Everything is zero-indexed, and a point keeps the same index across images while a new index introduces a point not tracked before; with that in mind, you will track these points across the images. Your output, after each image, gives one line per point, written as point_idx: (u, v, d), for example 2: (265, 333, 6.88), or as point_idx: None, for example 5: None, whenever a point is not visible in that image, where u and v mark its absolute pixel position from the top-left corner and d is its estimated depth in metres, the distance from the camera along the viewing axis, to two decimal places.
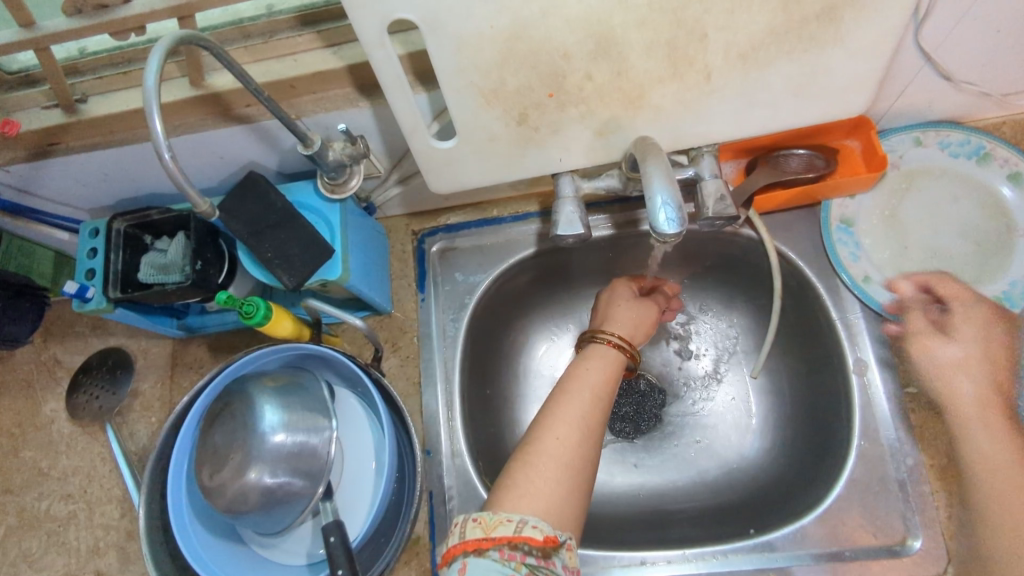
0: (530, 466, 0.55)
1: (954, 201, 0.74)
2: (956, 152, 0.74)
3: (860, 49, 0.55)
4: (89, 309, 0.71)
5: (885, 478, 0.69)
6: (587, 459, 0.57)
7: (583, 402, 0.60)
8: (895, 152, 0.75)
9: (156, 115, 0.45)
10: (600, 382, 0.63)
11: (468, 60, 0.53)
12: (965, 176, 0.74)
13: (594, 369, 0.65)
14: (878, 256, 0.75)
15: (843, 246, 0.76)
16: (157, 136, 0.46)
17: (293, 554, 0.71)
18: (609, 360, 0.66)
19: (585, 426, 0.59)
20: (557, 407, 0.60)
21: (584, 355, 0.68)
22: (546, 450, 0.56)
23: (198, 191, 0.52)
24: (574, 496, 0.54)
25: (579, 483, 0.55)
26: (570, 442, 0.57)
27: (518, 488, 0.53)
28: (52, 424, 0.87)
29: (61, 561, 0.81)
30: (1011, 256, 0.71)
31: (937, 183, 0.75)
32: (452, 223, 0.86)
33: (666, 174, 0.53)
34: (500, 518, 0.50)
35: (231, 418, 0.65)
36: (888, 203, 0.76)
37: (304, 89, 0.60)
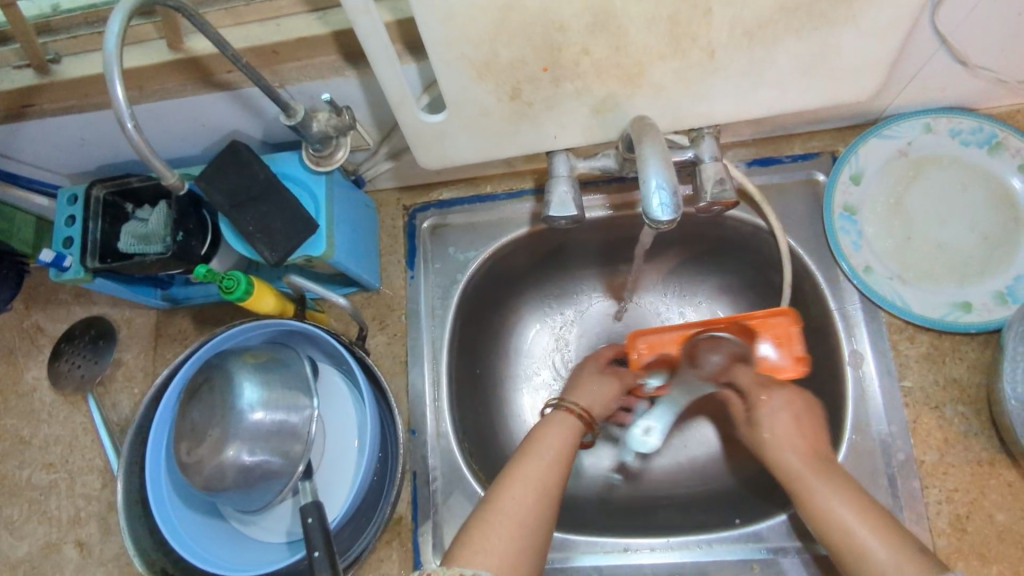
0: (486, 524, 0.55)
1: (959, 192, 0.72)
2: (967, 140, 0.71)
3: (872, 29, 0.52)
4: (67, 278, 0.69)
5: (875, 473, 0.67)
6: (543, 521, 0.57)
7: (544, 467, 0.60)
8: (903, 139, 0.72)
9: (117, 83, 0.43)
10: (559, 445, 0.63)
11: (458, 31, 0.50)
12: (972, 168, 0.71)
13: (552, 434, 0.65)
14: (881, 246, 0.72)
15: (846, 233, 0.73)
16: (119, 107, 0.44)
17: (273, 532, 0.70)
18: (569, 429, 0.66)
19: (542, 486, 0.59)
20: (517, 469, 0.60)
21: (541, 423, 0.67)
22: (501, 508, 0.56)
23: (162, 160, 0.50)
24: (526, 555, 0.54)
25: (533, 541, 0.55)
26: (526, 498, 0.57)
27: (473, 543, 0.53)
28: (34, 392, 0.85)
29: (42, 529, 0.80)
30: (1017, 248, 0.69)
31: (945, 171, 0.72)
32: (443, 199, 0.83)
33: (663, 155, 0.51)
34: (453, 572, 0.50)
35: (209, 394, 0.64)
36: (894, 190, 0.73)
37: (287, 55, 0.57)
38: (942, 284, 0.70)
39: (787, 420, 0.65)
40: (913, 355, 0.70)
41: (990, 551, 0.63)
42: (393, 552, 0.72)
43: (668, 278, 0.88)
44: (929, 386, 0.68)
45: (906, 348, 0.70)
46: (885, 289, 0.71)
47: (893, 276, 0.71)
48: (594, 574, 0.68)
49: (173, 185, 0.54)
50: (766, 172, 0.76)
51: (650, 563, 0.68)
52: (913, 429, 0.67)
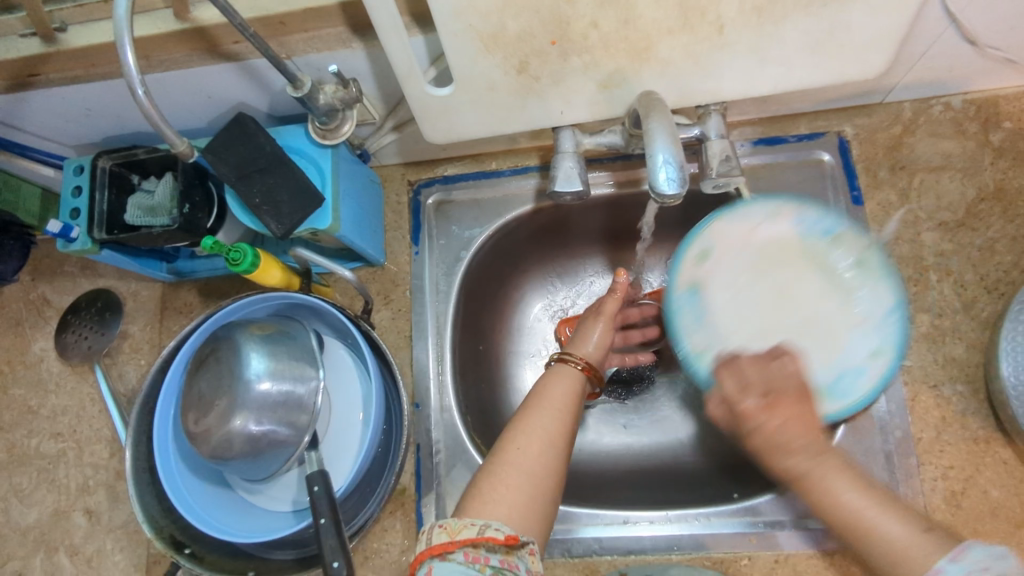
0: (493, 475, 0.55)
1: (807, 283, 0.67)
2: (810, 229, 0.67)
3: (882, 4, 0.51)
4: (74, 249, 0.70)
5: (873, 449, 0.67)
6: (553, 468, 0.57)
7: (552, 418, 0.61)
8: (751, 223, 0.68)
9: (128, 50, 0.43)
10: (565, 398, 0.63)
11: (466, 1, 0.50)
12: (830, 261, 0.66)
13: (555, 388, 0.64)
14: (717, 325, 0.68)
15: (686, 312, 0.68)
16: (130, 72, 0.44)
17: (279, 501, 0.71)
18: (573, 379, 0.66)
19: (549, 436, 0.59)
20: (523, 422, 0.60)
21: (545, 376, 0.67)
22: (509, 459, 0.56)
23: (169, 123, 0.50)
24: (538, 501, 0.54)
25: (544, 489, 0.55)
26: (533, 447, 0.57)
27: (482, 496, 0.54)
28: (41, 363, 0.86)
29: (51, 497, 0.82)
30: (847, 342, 0.64)
31: (789, 258, 0.68)
32: (448, 175, 0.83)
33: (668, 128, 0.51)
34: (464, 522, 0.51)
35: (216, 364, 0.65)
36: (730, 272, 0.69)
37: (295, 27, 0.57)
38: None
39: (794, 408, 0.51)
40: (914, 335, 0.69)
41: (984, 528, 0.63)
42: (396, 522, 0.73)
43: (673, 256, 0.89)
44: (930, 366, 0.68)
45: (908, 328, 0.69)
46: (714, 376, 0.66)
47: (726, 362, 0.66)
48: (595, 545, 0.69)
49: (182, 152, 0.55)
50: (771, 152, 0.76)
51: (649, 536, 0.69)
52: (911, 407, 0.67)
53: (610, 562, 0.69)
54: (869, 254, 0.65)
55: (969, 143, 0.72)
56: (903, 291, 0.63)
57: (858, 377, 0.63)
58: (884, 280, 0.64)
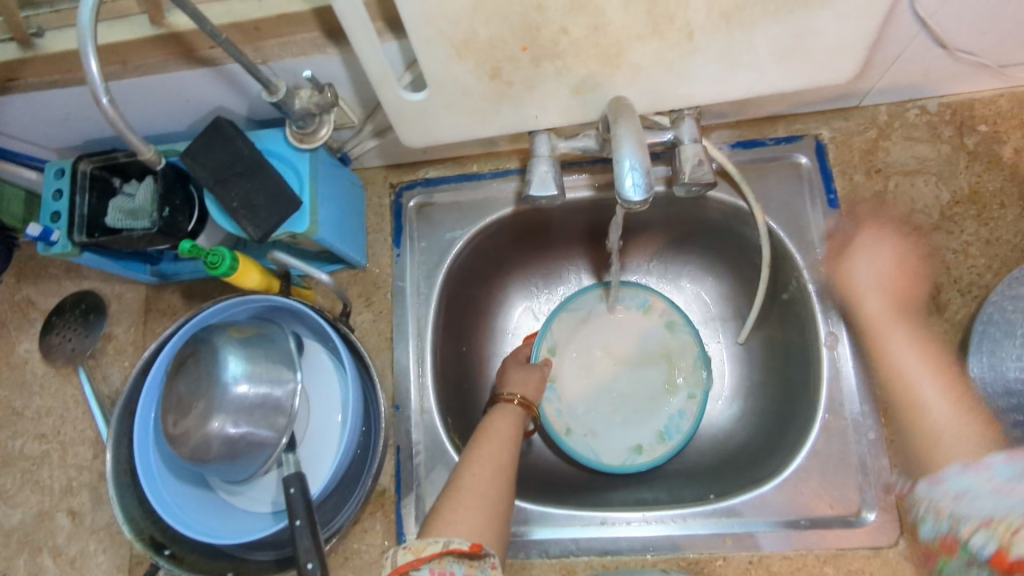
0: (454, 500, 0.58)
1: (634, 348, 0.86)
2: (631, 306, 0.87)
3: (849, 11, 0.52)
4: (55, 252, 0.70)
5: (846, 451, 0.68)
6: (503, 493, 0.61)
7: (500, 447, 0.65)
8: (585, 312, 0.88)
9: (92, 59, 0.43)
10: (509, 431, 0.68)
11: (436, 8, 0.50)
12: (643, 328, 0.87)
13: (498, 422, 0.69)
14: (577, 406, 0.85)
15: (549, 399, 0.85)
16: (94, 80, 0.44)
17: (258, 502, 0.72)
18: (514, 413, 0.71)
19: (498, 463, 0.62)
20: (474, 452, 0.63)
21: (489, 415, 0.70)
22: (465, 485, 0.59)
23: (130, 132, 0.50)
24: (494, 522, 0.57)
25: (498, 511, 0.59)
26: (484, 473, 0.61)
27: (444, 517, 0.56)
28: (25, 364, 0.87)
29: (35, 498, 0.82)
30: (670, 393, 0.84)
31: (620, 330, 0.87)
32: (430, 177, 0.84)
33: (636, 135, 0.52)
34: (427, 540, 0.53)
35: (195, 367, 0.65)
36: (578, 353, 0.87)
37: (269, 32, 0.58)
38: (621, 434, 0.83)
39: (888, 255, 0.70)
40: None
41: None
42: (376, 523, 0.74)
43: (655, 258, 0.90)
44: None
45: None
46: (583, 446, 0.82)
47: (589, 432, 0.83)
48: (572, 546, 0.70)
49: (149, 161, 0.56)
50: (749, 155, 0.76)
51: (627, 536, 0.69)
52: (885, 409, 0.68)
53: (588, 563, 0.69)
54: (676, 317, 0.85)
55: (944, 146, 0.72)
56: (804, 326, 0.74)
57: (680, 419, 0.82)
58: (684, 337, 0.85)
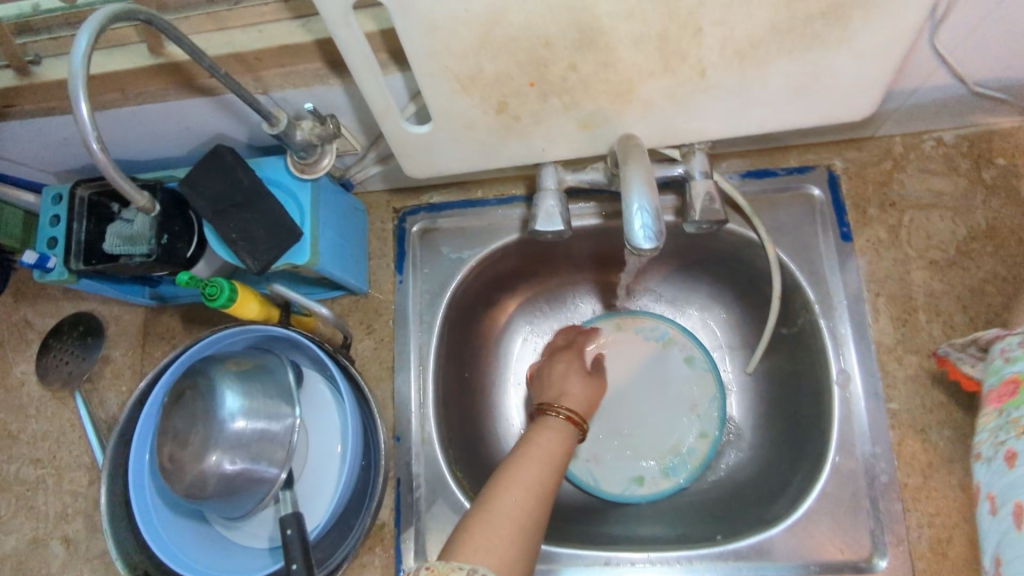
0: (485, 521, 0.56)
1: (647, 378, 0.85)
2: (648, 335, 0.86)
3: (866, 52, 0.50)
4: (51, 279, 0.69)
5: (858, 494, 0.66)
6: (538, 522, 0.58)
7: (542, 470, 0.62)
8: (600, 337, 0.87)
9: (83, 103, 0.40)
10: (559, 451, 0.66)
11: (441, 45, 0.49)
12: (660, 359, 0.85)
13: (553, 440, 0.67)
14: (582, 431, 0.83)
15: None
16: (84, 125, 0.41)
17: (255, 537, 0.70)
18: (564, 435, 0.68)
19: (539, 490, 0.60)
20: (517, 473, 0.61)
21: (536, 428, 0.69)
22: (500, 508, 0.57)
23: (123, 180, 0.48)
24: (524, 553, 0.55)
25: (530, 543, 0.56)
26: (525, 499, 0.59)
27: (472, 542, 0.54)
28: (22, 387, 0.85)
29: (29, 525, 0.81)
30: (679, 428, 0.82)
31: (635, 360, 0.85)
32: (434, 202, 0.82)
33: (645, 176, 0.50)
34: (452, 565, 0.50)
35: (191, 403, 0.64)
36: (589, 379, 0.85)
37: (270, 63, 0.56)
38: (623, 463, 0.82)
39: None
40: (902, 377, 0.68)
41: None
42: (376, 558, 0.73)
43: (662, 285, 0.88)
44: (917, 409, 0.67)
45: (895, 369, 0.68)
46: (581, 471, 0.81)
47: (590, 458, 0.82)
48: None
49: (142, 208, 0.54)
50: (760, 185, 0.74)
51: None
52: (897, 451, 0.67)
53: None
54: (694, 352, 0.84)
55: (960, 180, 0.71)
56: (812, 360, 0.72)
57: (687, 455, 0.81)
58: (703, 372, 0.83)
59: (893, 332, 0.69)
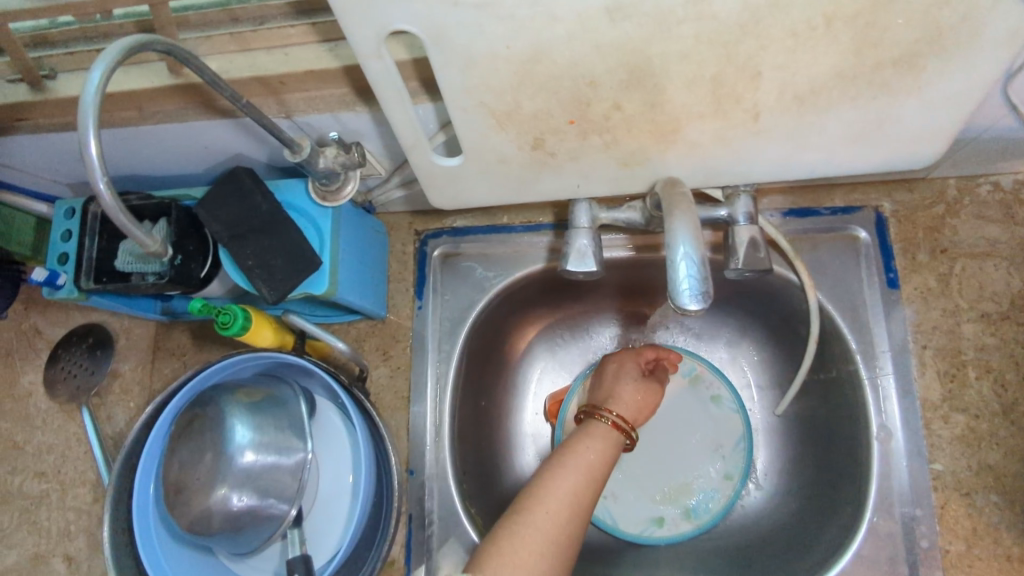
0: (516, 534, 0.54)
1: (670, 415, 0.81)
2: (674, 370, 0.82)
3: (937, 103, 0.47)
4: (59, 296, 0.67)
5: (896, 558, 0.63)
6: (576, 534, 0.56)
7: (580, 478, 0.59)
8: None
9: (92, 138, 0.38)
10: (599, 462, 0.62)
11: (478, 80, 0.46)
12: (685, 395, 0.82)
13: (594, 449, 0.63)
14: None
15: None
16: (92, 162, 0.38)
17: (260, 571, 0.68)
18: (609, 443, 0.64)
19: (576, 503, 0.57)
20: (553, 480, 0.58)
21: (577, 434, 0.65)
22: (534, 521, 0.55)
23: (131, 222, 0.45)
24: (555, 570, 0.53)
25: (563, 559, 0.54)
26: (560, 513, 0.56)
27: (502, 555, 0.52)
28: (29, 398, 0.83)
29: (31, 540, 0.79)
30: (704, 468, 0.79)
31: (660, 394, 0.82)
32: (458, 227, 0.80)
33: (692, 225, 0.47)
34: None
35: (198, 434, 0.62)
36: None
37: (294, 87, 0.53)
38: (642, 502, 0.78)
39: None
40: (946, 436, 0.65)
41: None
42: None
43: (690, 319, 0.84)
44: (962, 471, 0.64)
45: (939, 428, 0.65)
46: (598, 508, 0.78)
47: (607, 495, 0.78)
48: None
49: (155, 250, 0.52)
50: (801, 224, 0.70)
51: None
52: (940, 515, 0.63)
53: None
54: (722, 391, 0.80)
55: (1015, 229, 0.67)
56: (852, 411, 0.69)
57: (710, 498, 0.77)
58: (730, 411, 0.80)
59: (941, 388, 0.66)
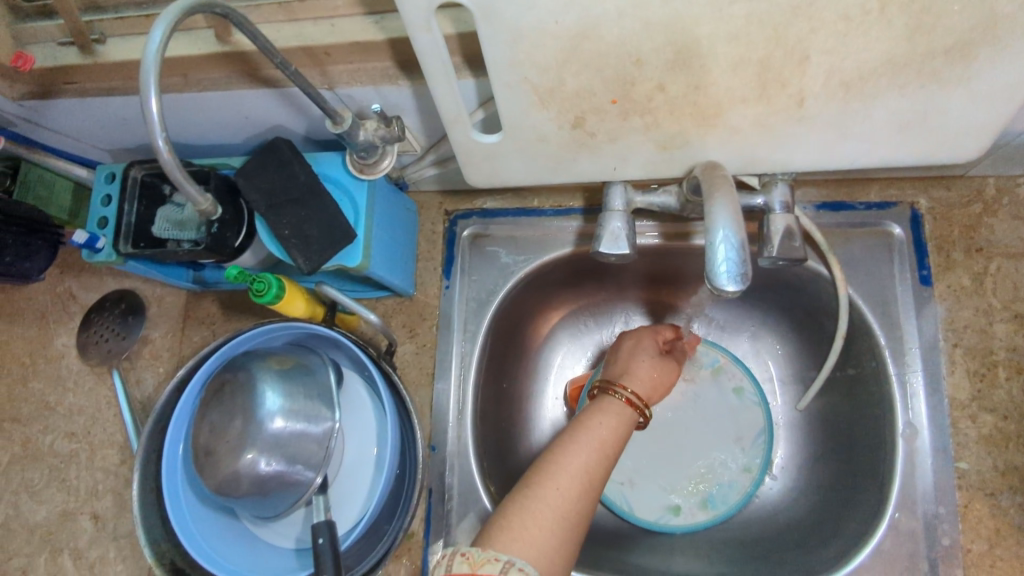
0: (526, 510, 0.54)
1: (690, 405, 0.82)
2: (697, 361, 0.82)
3: (986, 95, 0.46)
4: (99, 259, 0.68)
5: (915, 555, 0.63)
6: (587, 513, 0.56)
7: (591, 455, 0.59)
8: None
9: (153, 96, 0.39)
10: (611, 437, 0.61)
11: (525, 55, 0.46)
12: (707, 386, 0.82)
13: (608, 425, 0.62)
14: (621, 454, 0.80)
15: None
16: (152, 120, 0.40)
17: (282, 536, 0.69)
18: (623, 420, 0.64)
19: (589, 479, 0.57)
20: (564, 457, 0.58)
21: (589, 410, 0.65)
22: (545, 497, 0.55)
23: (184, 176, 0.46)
24: (567, 545, 0.54)
25: (575, 533, 0.54)
26: (571, 490, 0.56)
27: (512, 531, 0.52)
28: (62, 359, 0.85)
29: (60, 498, 0.81)
30: (723, 459, 0.79)
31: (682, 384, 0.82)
32: (488, 208, 0.80)
33: (732, 208, 0.47)
34: (488, 556, 0.50)
35: (228, 399, 0.63)
36: None
37: (339, 58, 0.54)
38: (659, 490, 0.78)
39: None
40: (973, 436, 0.64)
41: None
42: (401, 568, 0.71)
43: (715, 310, 0.84)
44: (988, 471, 0.63)
45: (967, 427, 0.64)
46: (614, 494, 0.78)
47: (624, 481, 0.79)
48: None
49: (206, 209, 0.54)
50: (835, 218, 0.70)
51: None
52: (962, 514, 0.63)
53: None
54: (744, 384, 0.80)
55: None
56: (878, 407, 0.68)
57: (728, 490, 0.77)
58: (752, 403, 0.80)
59: (970, 387, 0.65)
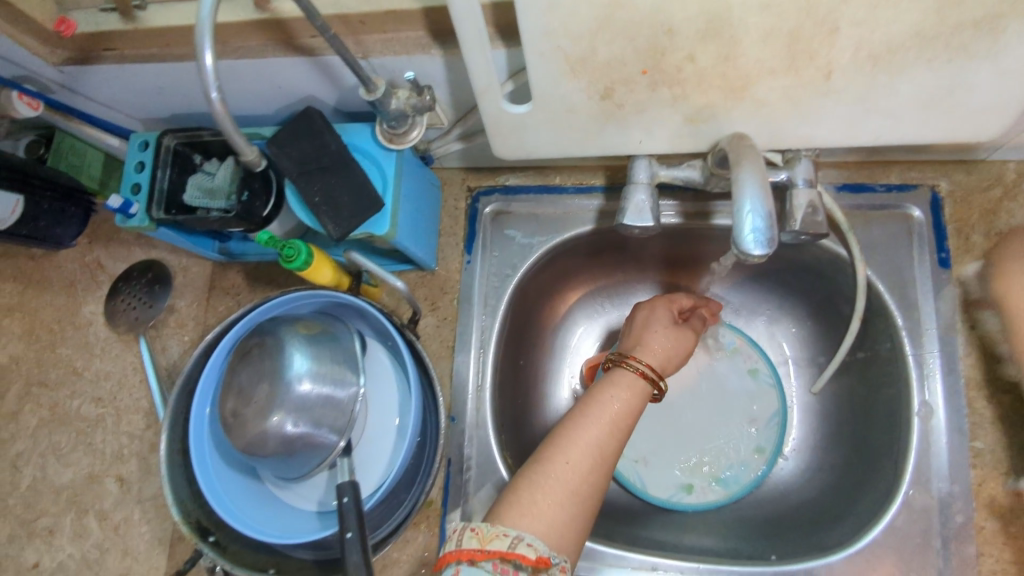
0: (535, 485, 0.55)
1: (705, 386, 0.83)
2: (713, 341, 0.83)
3: (1012, 70, 0.47)
4: (132, 225, 0.69)
5: (929, 532, 0.63)
6: (598, 488, 0.56)
7: (601, 430, 0.59)
8: None
9: (207, 52, 0.41)
10: (624, 410, 0.61)
11: (559, 23, 0.47)
12: (722, 366, 0.83)
13: (620, 399, 0.62)
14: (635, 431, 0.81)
15: None
16: (207, 75, 0.42)
17: (303, 498, 0.71)
18: (635, 392, 0.64)
19: (599, 454, 0.58)
20: (575, 432, 0.59)
21: (599, 384, 0.65)
22: (555, 472, 0.55)
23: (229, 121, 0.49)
24: (577, 519, 0.55)
25: (584, 508, 0.55)
26: (580, 464, 0.57)
27: (521, 506, 0.53)
28: (90, 326, 0.87)
29: (86, 461, 0.83)
30: (737, 439, 0.80)
31: (697, 364, 0.83)
32: (510, 185, 0.81)
33: (760, 177, 0.48)
34: (496, 531, 0.51)
35: (257, 362, 0.64)
36: None
37: (373, 27, 0.55)
38: (672, 468, 0.79)
39: None
40: (989, 416, 0.65)
41: None
42: (419, 535, 0.72)
43: (732, 292, 0.85)
44: (1003, 450, 0.64)
45: (983, 407, 0.65)
46: (628, 471, 0.79)
47: (638, 459, 0.80)
48: None
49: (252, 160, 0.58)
50: (854, 200, 0.71)
51: None
52: (976, 492, 0.63)
53: None
54: (759, 365, 0.81)
55: None
56: (895, 387, 0.69)
57: (741, 470, 0.78)
58: (766, 385, 0.81)
59: (987, 367, 0.66)
